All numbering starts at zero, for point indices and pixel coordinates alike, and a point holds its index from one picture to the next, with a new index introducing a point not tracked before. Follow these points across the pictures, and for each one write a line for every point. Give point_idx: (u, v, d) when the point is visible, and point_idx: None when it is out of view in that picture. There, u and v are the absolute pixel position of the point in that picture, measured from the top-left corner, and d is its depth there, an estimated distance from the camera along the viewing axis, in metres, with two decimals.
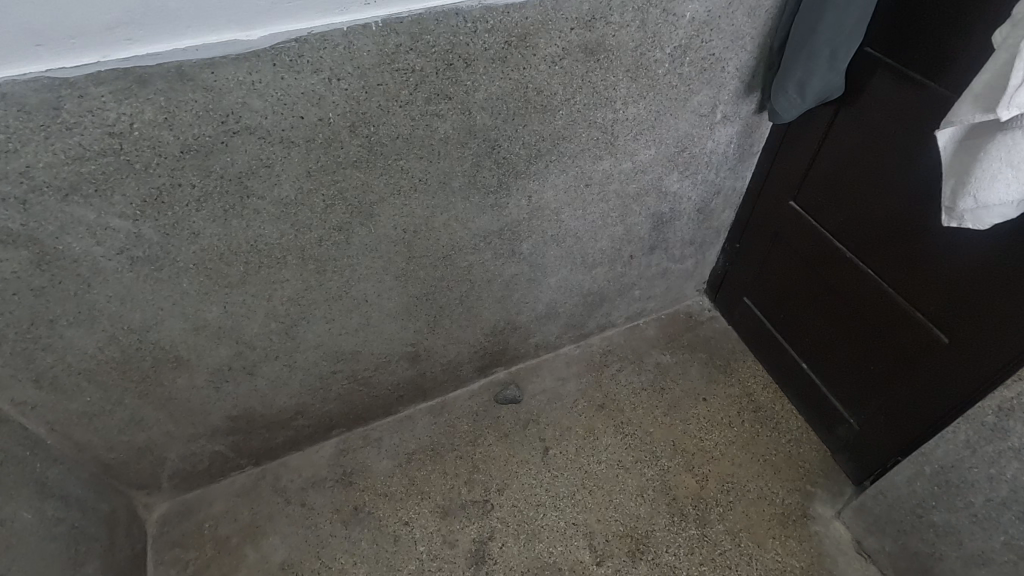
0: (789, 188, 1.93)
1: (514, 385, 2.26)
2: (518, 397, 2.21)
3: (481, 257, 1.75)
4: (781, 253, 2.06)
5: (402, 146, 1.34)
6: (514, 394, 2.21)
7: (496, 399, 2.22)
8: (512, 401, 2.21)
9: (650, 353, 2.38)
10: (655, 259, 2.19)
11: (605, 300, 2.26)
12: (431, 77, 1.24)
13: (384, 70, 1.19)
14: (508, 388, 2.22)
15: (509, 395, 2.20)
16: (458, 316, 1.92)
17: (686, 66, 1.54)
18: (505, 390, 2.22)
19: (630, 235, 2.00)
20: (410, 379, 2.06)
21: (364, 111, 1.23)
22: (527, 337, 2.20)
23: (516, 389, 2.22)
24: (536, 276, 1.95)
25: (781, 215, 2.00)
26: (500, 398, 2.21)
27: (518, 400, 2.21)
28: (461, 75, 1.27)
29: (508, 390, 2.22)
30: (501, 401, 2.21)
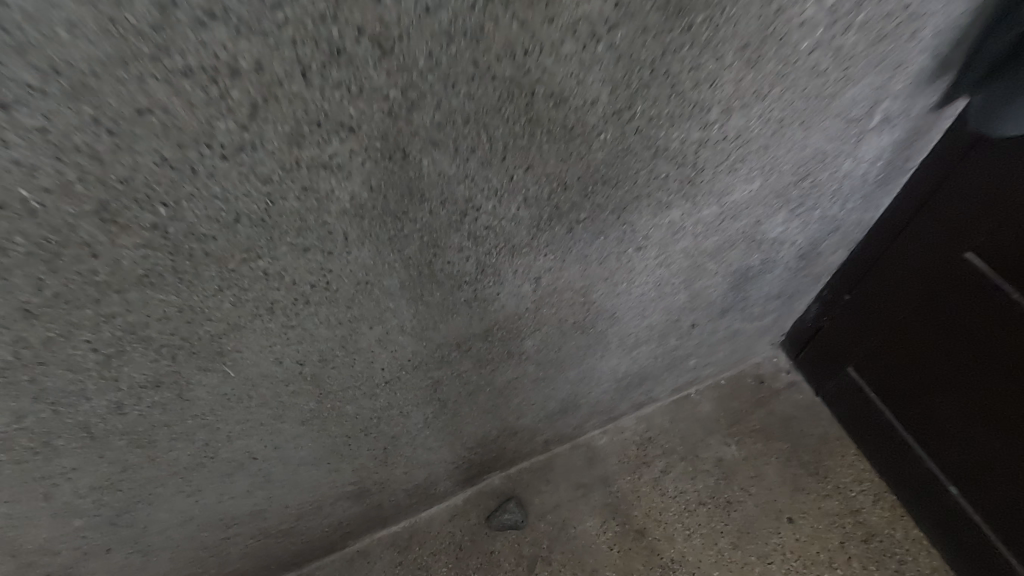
0: (964, 232, 1.17)
1: (514, 498, 1.58)
2: (522, 520, 1.54)
3: (455, 368, 1.03)
4: (926, 324, 1.32)
5: (252, 234, 0.60)
6: (512, 517, 1.53)
7: (488, 523, 1.54)
8: (511, 526, 1.53)
9: (707, 443, 1.68)
10: (724, 324, 1.46)
11: (646, 379, 1.54)
12: (290, 82, 0.49)
13: (148, 75, 0.44)
14: (504, 507, 1.54)
15: (506, 517, 1.53)
16: (424, 438, 1.21)
17: (852, 32, 0.77)
18: (500, 510, 1.54)
19: (694, 302, 1.27)
20: (358, 514, 1.38)
21: (123, 174, 0.49)
22: (532, 437, 1.51)
23: (517, 506, 1.55)
24: (547, 374, 1.23)
25: (938, 271, 1.25)
26: (492, 522, 1.54)
27: (523, 524, 1.54)
28: (370, 72, 0.52)
29: (504, 509, 1.54)
30: (494, 527, 1.53)
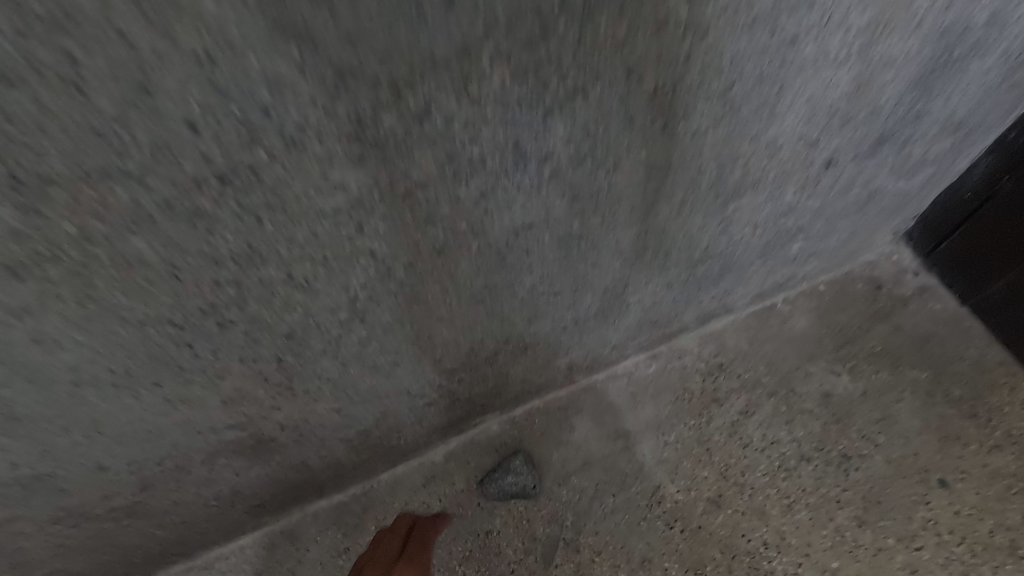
0: None
1: (521, 452, 1.04)
2: (534, 485, 1.01)
3: (397, 172, 0.47)
4: None
5: None
6: (518, 483, 1.00)
7: (480, 490, 1.01)
8: (517, 494, 1.00)
9: (806, 372, 1.13)
10: (866, 172, 0.89)
11: (728, 270, 0.98)
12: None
13: None
14: (505, 467, 1.01)
15: (508, 482, 1.00)
16: (358, 346, 0.66)
17: None
18: (499, 470, 1.01)
19: (854, 100, 0.69)
20: (268, 478, 0.85)
21: None
22: (549, 360, 0.96)
23: (526, 464, 1.02)
24: (584, 230, 0.66)
25: None
26: (486, 489, 1.01)
27: (535, 492, 1.01)
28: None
29: (504, 470, 1.00)
30: (490, 496, 1.01)
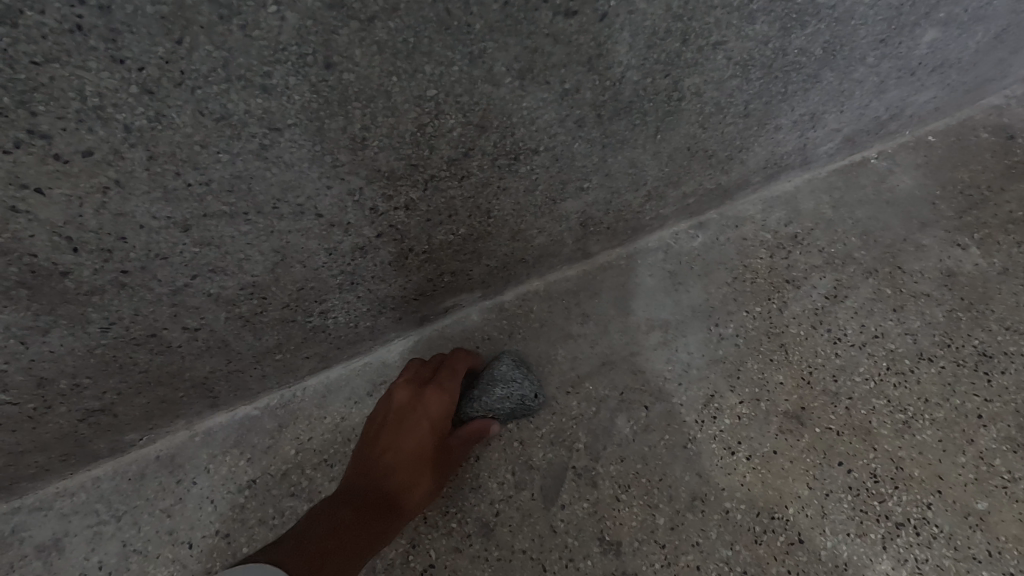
0: None
1: (513, 359, 0.69)
2: (535, 404, 0.68)
3: None
4: None
5: None
6: (512, 403, 0.66)
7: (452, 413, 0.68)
8: (507, 418, 0.68)
9: (917, 244, 0.80)
10: None
11: (831, 59, 0.63)
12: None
13: None
14: (494, 383, 0.66)
15: (497, 404, 0.66)
16: (164, 40, 0.32)
17: None
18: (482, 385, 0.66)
19: None
20: (98, 361, 0.52)
21: None
22: (553, 197, 0.63)
23: (523, 377, 0.67)
24: None
25: None
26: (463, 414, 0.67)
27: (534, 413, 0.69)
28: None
29: (492, 388, 0.65)
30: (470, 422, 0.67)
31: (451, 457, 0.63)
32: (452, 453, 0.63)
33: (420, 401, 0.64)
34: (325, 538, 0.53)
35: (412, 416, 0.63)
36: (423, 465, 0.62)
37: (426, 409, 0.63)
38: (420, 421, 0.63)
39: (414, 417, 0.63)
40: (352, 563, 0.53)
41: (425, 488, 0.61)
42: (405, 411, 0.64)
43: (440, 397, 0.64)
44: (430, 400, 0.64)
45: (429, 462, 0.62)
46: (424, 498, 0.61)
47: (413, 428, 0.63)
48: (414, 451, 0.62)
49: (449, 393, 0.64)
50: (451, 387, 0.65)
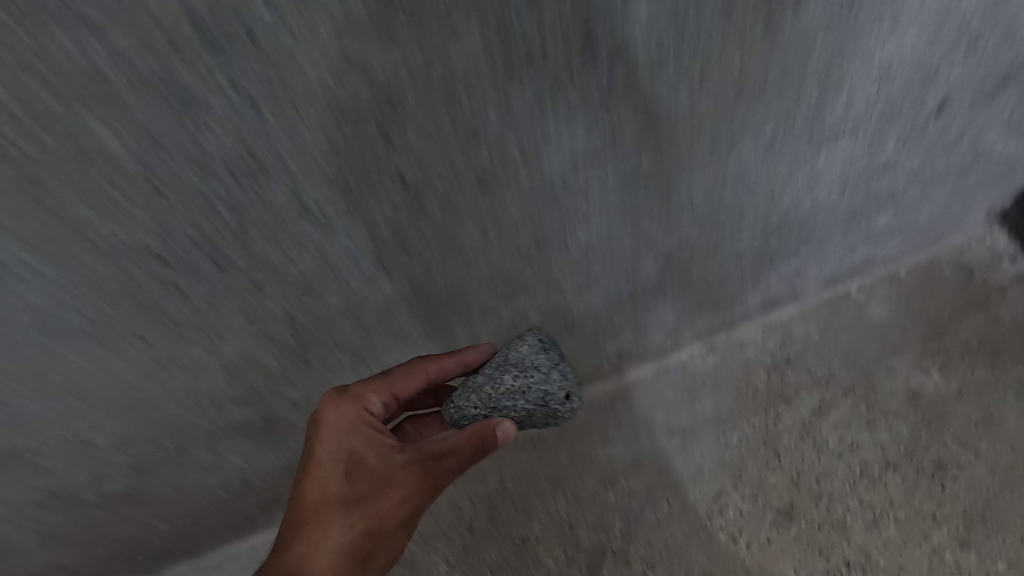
0: None
1: (539, 339, 0.63)
2: (565, 409, 0.59)
3: (436, 49, 0.35)
4: None
5: None
6: (530, 403, 0.59)
7: (447, 418, 0.63)
8: (520, 426, 0.61)
9: (888, 366, 0.99)
10: (976, 127, 0.75)
11: (805, 242, 0.85)
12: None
13: None
14: (508, 374, 0.59)
15: (510, 397, 0.59)
16: (382, 307, 0.56)
17: None
18: (491, 371, 0.60)
19: (986, 19, 0.56)
20: (282, 468, 0.75)
21: None
22: (597, 341, 0.84)
23: (552, 376, 0.59)
24: (657, 172, 0.55)
25: None
26: (464, 407, 0.60)
27: (562, 418, 0.61)
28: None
29: (506, 376, 0.59)
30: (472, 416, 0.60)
31: (379, 481, 0.56)
32: (377, 469, 0.57)
33: (313, 441, 0.58)
34: None
35: (319, 453, 0.57)
36: (334, 506, 0.56)
37: (331, 437, 0.57)
38: (317, 461, 0.57)
39: (312, 459, 0.57)
40: None
41: (347, 526, 0.55)
42: (309, 450, 0.57)
43: (344, 410, 0.58)
44: (324, 440, 0.57)
45: (345, 496, 0.56)
46: (345, 538, 0.55)
47: (317, 466, 0.56)
48: (322, 491, 0.56)
49: (353, 410, 0.58)
50: (353, 412, 0.58)
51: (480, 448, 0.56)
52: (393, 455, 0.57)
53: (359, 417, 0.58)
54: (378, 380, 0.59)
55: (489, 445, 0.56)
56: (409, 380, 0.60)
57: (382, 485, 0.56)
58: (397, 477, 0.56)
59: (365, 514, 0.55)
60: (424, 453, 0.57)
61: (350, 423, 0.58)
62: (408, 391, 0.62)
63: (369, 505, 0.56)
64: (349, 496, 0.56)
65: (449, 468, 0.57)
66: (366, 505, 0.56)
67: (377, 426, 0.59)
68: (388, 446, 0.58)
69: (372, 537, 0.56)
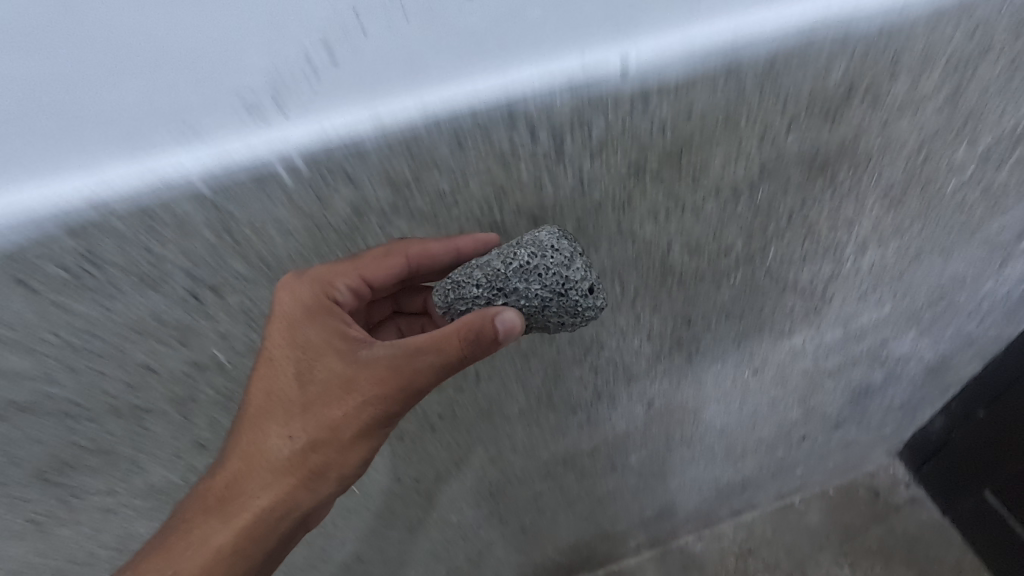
0: None
1: (560, 232, 0.53)
2: (586, 303, 0.53)
3: (559, 478, 1.01)
4: None
5: None
6: (545, 288, 0.51)
7: (439, 303, 0.56)
8: (529, 322, 0.54)
9: (816, 560, 1.53)
10: (837, 435, 1.35)
11: (749, 486, 1.44)
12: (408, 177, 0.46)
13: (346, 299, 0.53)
14: (523, 250, 0.50)
15: (522, 281, 0.52)
16: (518, 541, 1.19)
17: (1004, 170, 0.71)
18: (505, 248, 0.52)
19: (807, 416, 1.18)
20: None
21: None
22: (624, 541, 1.44)
23: (575, 263, 0.51)
24: (648, 484, 1.18)
25: None
26: (464, 292, 0.53)
27: (583, 318, 0.54)
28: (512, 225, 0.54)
29: (523, 247, 0.51)
30: (472, 303, 0.54)
31: (339, 391, 0.56)
32: (339, 381, 0.56)
33: (267, 334, 0.54)
34: (206, 497, 0.60)
35: (275, 347, 0.55)
36: (294, 411, 0.57)
37: (298, 334, 0.55)
38: (274, 351, 0.55)
39: (269, 351, 0.55)
40: (234, 518, 0.59)
41: (298, 433, 0.58)
42: (264, 347, 0.55)
43: (297, 299, 0.51)
44: (270, 335, 0.54)
45: (303, 402, 0.57)
46: (300, 448, 0.58)
47: (273, 359, 0.55)
48: (276, 390, 0.56)
49: (308, 296, 0.52)
50: (314, 291, 0.52)
51: (467, 344, 0.51)
52: (360, 351, 0.57)
53: (321, 303, 0.53)
54: (349, 259, 0.53)
55: (480, 347, 0.51)
56: (378, 267, 0.53)
57: (341, 391, 0.56)
58: (360, 380, 0.55)
59: (322, 431, 0.57)
60: (399, 356, 0.54)
61: (308, 307, 0.52)
62: (381, 277, 0.55)
63: (322, 415, 0.57)
64: (304, 399, 0.57)
65: (421, 384, 0.54)
66: (315, 415, 0.57)
67: (346, 323, 0.58)
68: (359, 341, 0.58)
69: (323, 452, 0.58)
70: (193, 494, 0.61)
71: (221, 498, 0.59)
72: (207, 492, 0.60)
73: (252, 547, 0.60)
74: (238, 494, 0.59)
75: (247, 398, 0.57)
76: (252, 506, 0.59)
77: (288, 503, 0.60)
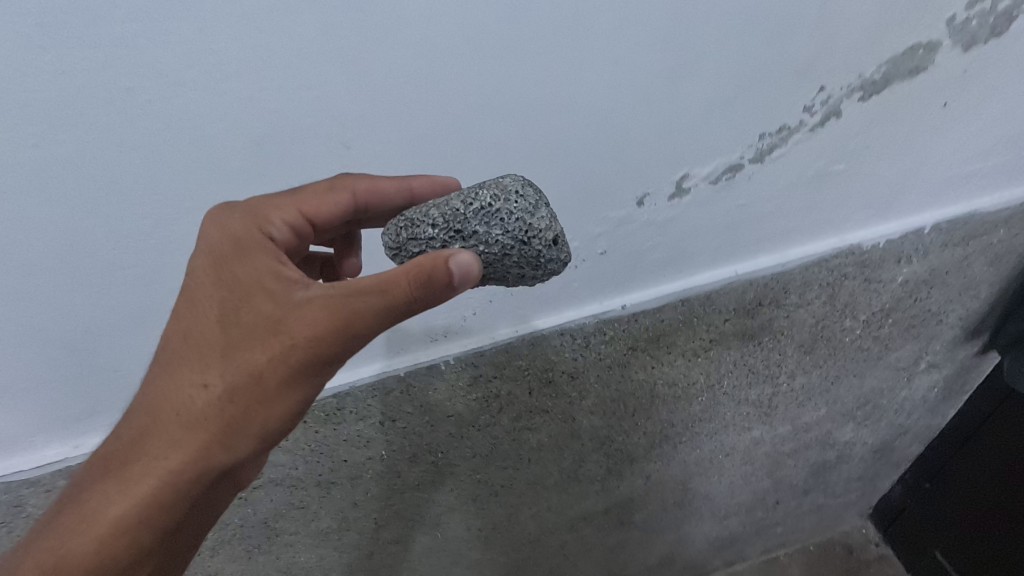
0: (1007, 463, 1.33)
1: (521, 183, 0.59)
2: (548, 253, 0.58)
3: (580, 530, 1.32)
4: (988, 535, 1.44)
5: (486, 473, 1.02)
6: (506, 233, 0.57)
7: (390, 241, 0.60)
8: (489, 265, 0.59)
9: None
10: (808, 500, 1.64)
11: (737, 541, 1.72)
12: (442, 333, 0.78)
13: (460, 418, 0.88)
14: (485, 194, 0.58)
15: (482, 224, 0.58)
16: None
17: (887, 326, 1.05)
18: (468, 192, 0.59)
19: (777, 484, 1.48)
20: None
21: (438, 457, 0.94)
22: None
23: (538, 212, 0.58)
24: (650, 537, 1.48)
25: (992, 486, 1.39)
26: (419, 232, 0.58)
27: (545, 268, 0.59)
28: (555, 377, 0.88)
29: (486, 191, 0.58)
30: (427, 243, 0.59)
31: (264, 333, 0.54)
32: (264, 320, 0.54)
33: (193, 269, 0.56)
34: (117, 455, 0.57)
35: (204, 284, 0.56)
36: (215, 352, 0.55)
37: (234, 269, 0.56)
38: (199, 286, 0.56)
39: (194, 287, 0.56)
40: (142, 479, 0.56)
41: (215, 383, 0.55)
42: (193, 284, 0.56)
43: (233, 226, 0.56)
44: (198, 270, 0.56)
45: (221, 346, 0.55)
46: (217, 399, 0.55)
47: (195, 299, 0.56)
48: (198, 331, 0.56)
49: (243, 226, 0.56)
50: (244, 222, 0.56)
51: (422, 288, 0.52)
52: (293, 290, 0.55)
53: (252, 236, 0.56)
54: (285, 195, 0.59)
55: (434, 292, 0.52)
56: (323, 198, 0.60)
57: (267, 332, 0.54)
58: (291, 322, 0.53)
59: (242, 377, 0.54)
60: (336, 298, 0.53)
61: (236, 240, 0.55)
62: (326, 213, 0.61)
63: (244, 360, 0.54)
64: (227, 341, 0.55)
65: (362, 329, 0.53)
66: (234, 359, 0.55)
67: (279, 263, 0.57)
68: (293, 283, 0.55)
69: (240, 404, 0.55)
70: (105, 451, 0.59)
71: (127, 459, 0.56)
72: (114, 452, 0.57)
73: (167, 510, 0.57)
74: (142, 454, 0.56)
75: (167, 342, 0.57)
76: (155, 471, 0.56)
77: (199, 466, 0.56)
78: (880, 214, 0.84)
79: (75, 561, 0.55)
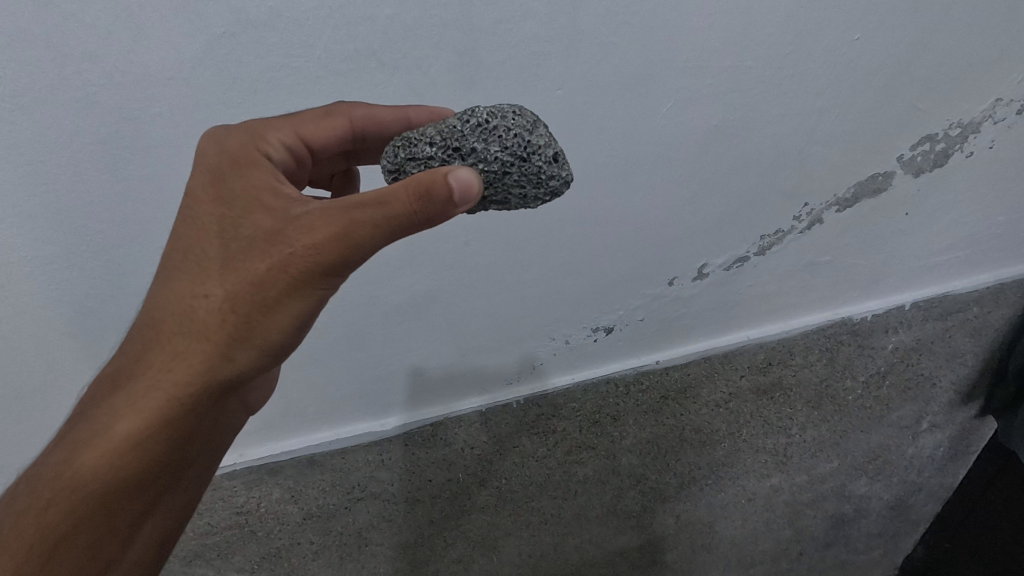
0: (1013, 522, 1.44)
1: (516, 111, 0.62)
2: (548, 168, 0.60)
3: (616, 566, 1.46)
4: None
5: (544, 503, 1.21)
6: (503, 150, 0.59)
7: (389, 164, 0.62)
8: (489, 185, 0.61)
9: None
10: (831, 556, 1.72)
11: None
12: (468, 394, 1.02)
13: (523, 449, 1.09)
14: (482, 115, 0.61)
15: (480, 141, 0.60)
16: None
17: (885, 387, 1.23)
18: (464, 116, 0.61)
19: (799, 535, 1.60)
20: None
21: (504, 484, 1.14)
22: None
23: (536, 129, 0.60)
24: None
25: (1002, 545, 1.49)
26: (418, 152, 0.61)
27: (548, 185, 0.61)
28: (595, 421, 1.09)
29: (483, 110, 0.61)
30: (426, 162, 0.61)
31: (261, 244, 0.56)
32: (261, 231, 0.56)
33: (196, 192, 0.60)
34: (126, 370, 0.61)
35: (205, 203, 0.59)
36: (216, 265, 0.57)
37: (231, 187, 0.59)
38: (202, 205, 0.59)
39: (200, 206, 0.59)
40: (151, 388, 0.59)
41: (214, 294, 0.57)
42: (197, 204, 0.59)
43: (233, 148, 0.60)
44: (202, 192, 0.60)
45: (221, 259, 0.57)
46: (218, 309, 0.57)
47: (198, 218, 0.59)
48: (200, 248, 0.58)
49: (241, 146, 0.61)
50: (242, 141, 0.61)
51: (419, 201, 0.52)
52: (289, 207, 0.57)
53: (251, 154, 0.61)
54: (285, 121, 0.66)
55: (433, 207, 0.53)
56: (321, 124, 0.67)
57: (266, 244, 0.56)
58: (288, 233, 0.55)
59: (242, 287, 0.56)
60: (330, 209, 0.54)
61: (235, 157, 0.60)
62: (322, 137, 0.68)
63: (243, 269, 0.56)
64: (226, 255, 0.57)
65: (359, 240, 0.53)
66: (234, 270, 0.56)
67: (277, 179, 0.59)
68: (290, 200, 0.57)
69: (241, 311, 0.56)
70: (114, 369, 0.62)
71: (138, 371, 0.60)
72: (126, 366, 0.61)
73: (173, 420, 0.60)
74: (151, 365, 0.59)
75: (173, 258, 0.60)
76: (162, 382, 0.59)
77: (206, 376, 0.59)
78: (865, 294, 1.05)
79: (88, 472, 0.58)
